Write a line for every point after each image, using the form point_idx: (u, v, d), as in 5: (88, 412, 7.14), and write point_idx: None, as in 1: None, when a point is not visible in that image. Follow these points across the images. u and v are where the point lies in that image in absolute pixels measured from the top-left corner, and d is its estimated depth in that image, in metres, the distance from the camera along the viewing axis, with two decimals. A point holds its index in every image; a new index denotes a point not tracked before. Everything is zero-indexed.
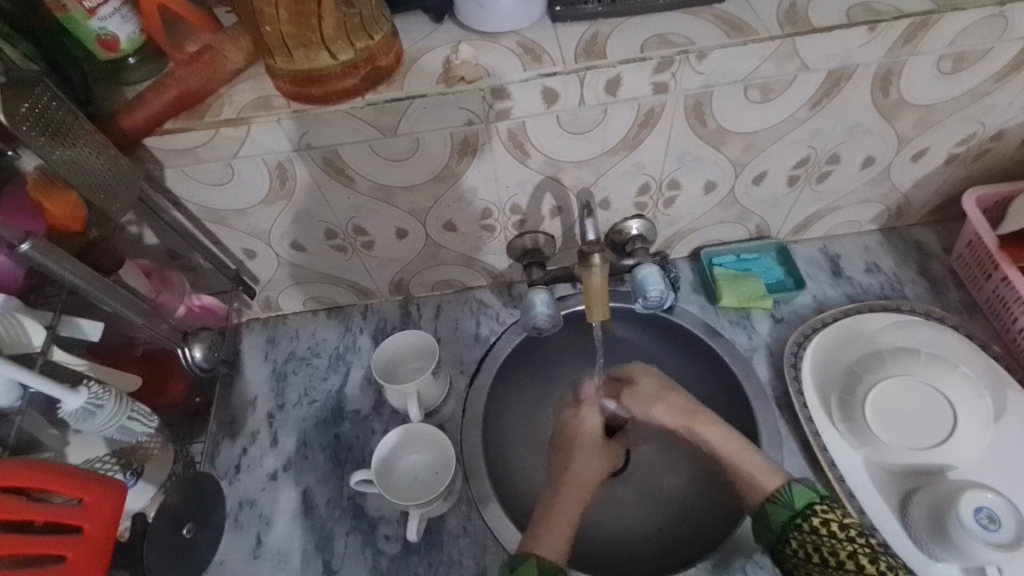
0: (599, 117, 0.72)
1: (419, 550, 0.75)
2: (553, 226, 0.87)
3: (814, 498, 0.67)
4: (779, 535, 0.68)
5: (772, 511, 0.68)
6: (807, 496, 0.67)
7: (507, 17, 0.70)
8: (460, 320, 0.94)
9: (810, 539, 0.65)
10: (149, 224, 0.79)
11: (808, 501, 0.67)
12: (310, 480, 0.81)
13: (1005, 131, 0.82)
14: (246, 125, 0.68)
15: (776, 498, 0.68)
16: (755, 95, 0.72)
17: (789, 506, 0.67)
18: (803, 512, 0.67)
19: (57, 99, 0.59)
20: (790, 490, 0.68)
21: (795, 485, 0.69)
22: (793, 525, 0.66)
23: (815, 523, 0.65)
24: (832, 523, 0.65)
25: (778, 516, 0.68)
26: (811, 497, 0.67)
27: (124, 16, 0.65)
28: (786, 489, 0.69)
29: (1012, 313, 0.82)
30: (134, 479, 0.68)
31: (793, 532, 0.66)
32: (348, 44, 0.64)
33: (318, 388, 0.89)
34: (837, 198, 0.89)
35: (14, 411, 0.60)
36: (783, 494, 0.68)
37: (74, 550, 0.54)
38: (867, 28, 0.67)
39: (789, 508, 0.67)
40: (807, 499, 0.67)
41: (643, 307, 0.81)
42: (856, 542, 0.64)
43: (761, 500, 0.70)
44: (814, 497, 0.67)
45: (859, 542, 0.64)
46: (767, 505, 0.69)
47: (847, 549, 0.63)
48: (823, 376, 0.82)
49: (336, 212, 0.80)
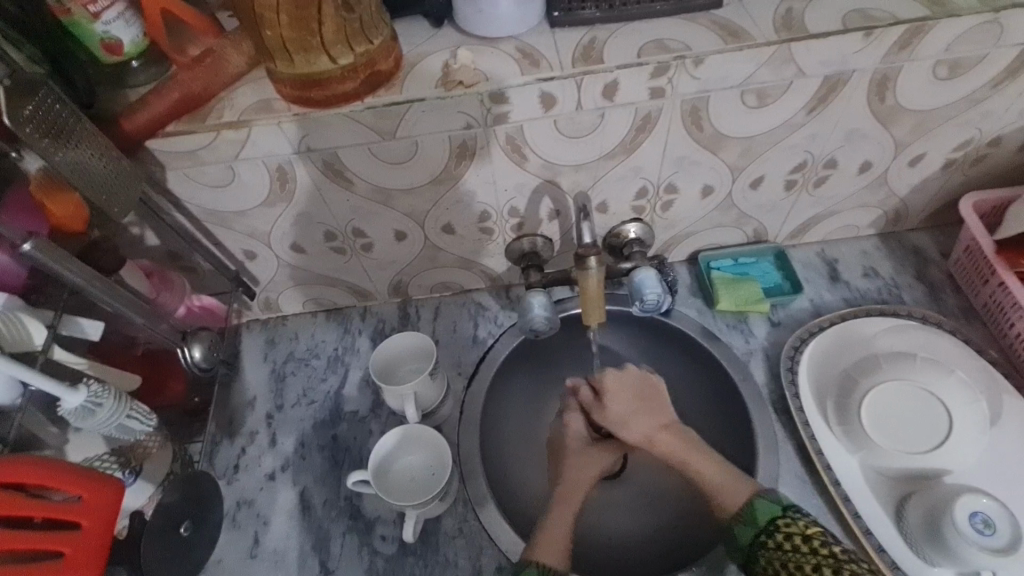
0: (596, 122, 0.73)
1: (415, 551, 0.75)
2: (551, 229, 0.88)
3: (777, 513, 0.66)
4: (750, 554, 0.66)
5: (739, 531, 0.68)
6: (769, 512, 0.67)
7: (503, 22, 0.71)
8: (459, 322, 0.94)
9: (775, 554, 0.63)
10: (151, 226, 0.80)
11: (771, 516, 0.66)
12: (307, 480, 0.81)
13: (1002, 137, 0.83)
14: (247, 128, 0.68)
15: (740, 516, 0.68)
16: (752, 100, 0.72)
17: (750, 522, 0.67)
18: (766, 528, 0.66)
19: (60, 102, 0.60)
20: (752, 506, 0.68)
21: (758, 501, 0.68)
22: (759, 543, 0.65)
23: (778, 539, 0.64)
24: (793, 537, 0.63)
25: (745, 535, 0.67)
26: (773, 512, 0.66)
27: (128, 20, 0.66)
28: (749, 505, 0.68)
29: (1009, 318, 0.82)
30: (133, 477, 0.69)
31: (760, 550, 0.65)
32: (348, 49, 0.65)
33: (317, 388, 0.89)
34: (835, 203, 0.90)
35: (14, 408, 0.61)
36: (744, 512, 0.68)
37: (73, 546, 0.54)
38: (862, 34, 0.68)
39: (753, 526, 0.67)
40: (769, 515, 0.66)
41: (640, 310, 0.81)
42: (817, 553, 0.61)
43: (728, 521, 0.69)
44: (776, 513, 0.66)
45: (822, 554, 0.61)
46: (733, 525, 0.68)
47: (810, 563, 0.61)
48: (819, 381, 0.82)
49: (335, 214, 0.81)
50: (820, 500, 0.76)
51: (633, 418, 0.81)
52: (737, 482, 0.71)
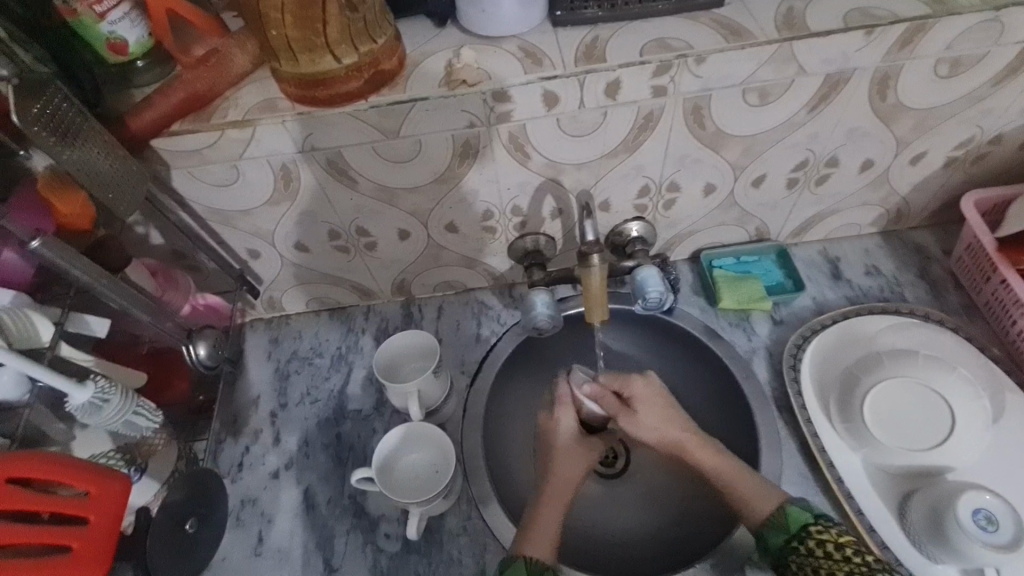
0: (599, 120, 0.73)
1: (419, 549, 0.75)
2: (553, 228, 0.88)
3: (809, 519, 0.65)
4: (780, 559, 0.66)
5: (769, 536, 0.66)
6: (801, 518, 0.65)
7: (506, 23, 0.71)
8: (461, 321, 0.95)
9: (808, 561, 0.63)
10: (155, 225, 0.80)
11: (803, 523, 0.65)
12: (311, 479, 0.82)
13: (1003, 135, 0.83)
14: (252, 127, 0.69)
15: (771, 524, 0.67)
16: (753, 98, 0.73)
17: (784, 530, 0.65)
18: (798, 534, 0.65)
19: (67, 102, 0.61)
20: (784, 511, 0.67)
21: (790, 507, 0.67)
22: (790, 549, 0.65)
23: (810, 546, 0.63)
24: (827, 545, 0.63)
25: (775, 539, 0.66)
26: (805, 519, 0.65)
27: (133, 20, 0.67)
28: (780, 511, 0.67)
29: (1011, 315, 0.82)
30: (139, 475, 0.69)
31: (791, 556, 0.64)
32: (352, 48, 0.66)
33: (320, 387, 0.90)
34: (836, 201, 0.90)
35: (22, 405, 0.62)
36: (778, 518, 0.66)
37: (80, 541, 0.55)
38: (864, 32, 0.68)
39: (784, 531, 0.65)
40: (802, 521, 0.65)
41: (643, 309, 0.82)
42: (852, 561, 0.61)
43: (755, 526, 0.68)
44: (809, 520, 0.65)
45: (856, 562, 0.61)
46: (762, 529, 0.67)
47: (844, 571, 0.61)
48: (821, 380, 0.82)
49: (339, 213, 0.81)
50: (823, 497, 0.76)
51: (661, 424, 0.77)
52: (761, 490, 0.70)
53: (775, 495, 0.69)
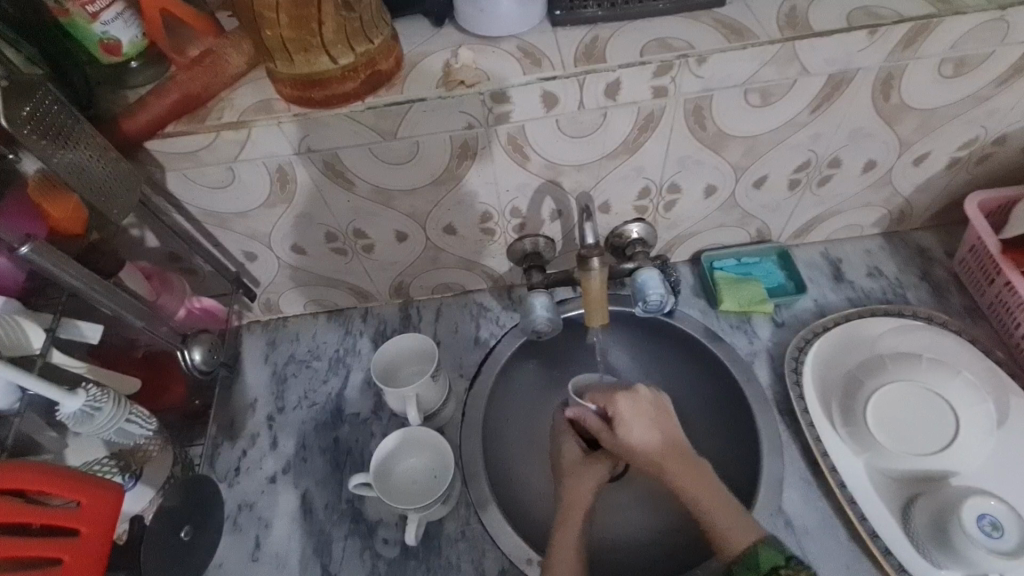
0: (599, 121, 0.72)
1: (417, 554, 0.75)
2: (553, 230, 0.87)
3: (780, 562, 0.59)
4: None
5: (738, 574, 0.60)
6: (771, 560, 0.60)
7: (504, 22, 0.70)
8: (460, 323, 0.94)
9: None
10: (151, 228, 0.79)
11: (774, 565, 0.59)
12: (308, 483, 0.81)
13: (1007, 136, 0.82)
14: (247, 129, 0.68)
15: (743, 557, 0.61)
16: (755, 98, 0.72)
17: (752, 567, 0.60)
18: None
19: (59, 103, 0.59)
20: (754, 551, 0.61)
21: (762, 548, 0.61)
22: None
23: None
24: None
25: None
26: (776, 560, 0.60)
27: (127, 20, 0.65)
28: (752, 549, 0.61)
29: (1015, 318, 0.81)
30: (133, 482, 0.68)
31: None
32: (349, 48, 0.65)
33: (318, 390, 0.89)
34: (839, 202, 0.89)
35: (13, 414, 0.60)
36: (746, 556, 0.61)
37: (72, 553, 0.54)
38: (868, 32, 0.67)
39: (753, 570, 0.60)
40: (772, 562, 0.60)
41: (643, 311, 0.81)
42: None
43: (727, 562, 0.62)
44: (780, 562, 0.59)
45: None
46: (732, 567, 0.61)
47: None
48: (823, 383, 0.82)
49: (336, 215, 0.80)
50: (824, 502, 0.75)
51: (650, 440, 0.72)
52: (740, 519, 0.64)
53: (754, 530, 0.63)
